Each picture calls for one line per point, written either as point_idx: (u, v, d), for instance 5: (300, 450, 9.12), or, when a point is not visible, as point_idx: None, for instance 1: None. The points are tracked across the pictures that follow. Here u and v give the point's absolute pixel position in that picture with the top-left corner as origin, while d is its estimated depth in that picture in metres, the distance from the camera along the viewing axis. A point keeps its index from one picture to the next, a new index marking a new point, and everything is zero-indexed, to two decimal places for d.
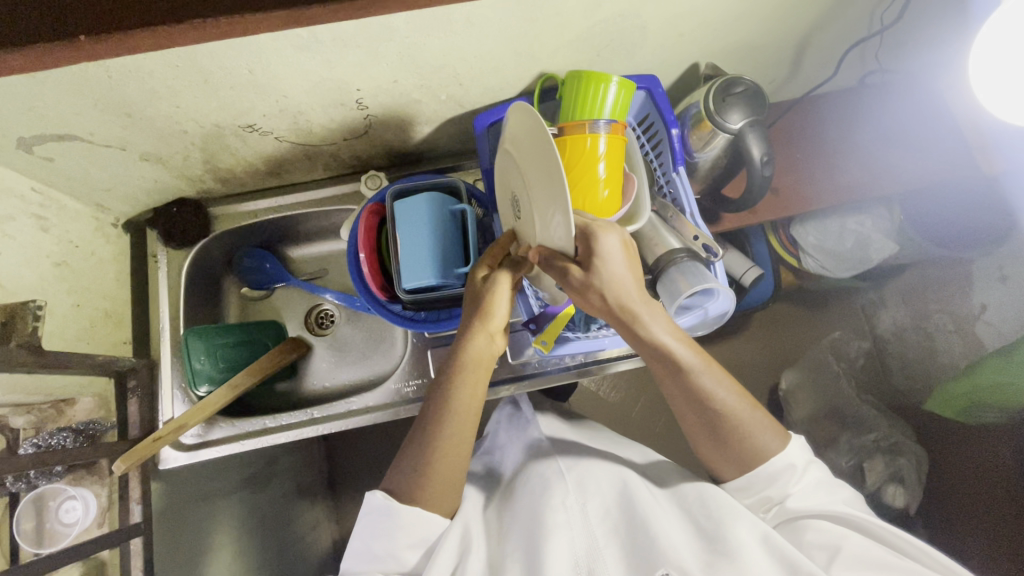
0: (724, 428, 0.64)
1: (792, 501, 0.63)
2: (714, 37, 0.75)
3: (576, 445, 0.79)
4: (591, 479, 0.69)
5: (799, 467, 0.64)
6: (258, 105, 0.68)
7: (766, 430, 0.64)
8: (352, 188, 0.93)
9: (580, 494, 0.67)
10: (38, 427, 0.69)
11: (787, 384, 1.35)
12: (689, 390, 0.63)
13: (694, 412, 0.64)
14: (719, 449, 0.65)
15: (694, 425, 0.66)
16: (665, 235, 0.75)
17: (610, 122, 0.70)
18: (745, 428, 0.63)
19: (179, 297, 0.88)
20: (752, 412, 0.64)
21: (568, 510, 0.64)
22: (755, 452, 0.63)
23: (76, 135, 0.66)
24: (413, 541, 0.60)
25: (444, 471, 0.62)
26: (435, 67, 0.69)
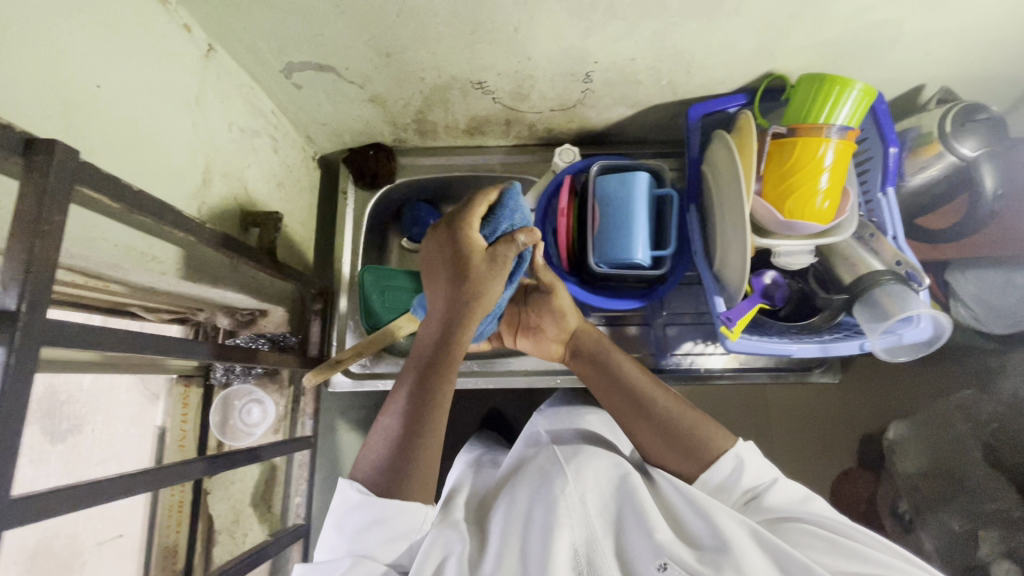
0: (663, 425, 0.63)
1: (765, 500, 0.57)
2: (958, 62, 0.72)
3: (573, 438, 0.71)
4: (590, 465, 0.62)
5: (758, 467, 0.60)
6: (499, 63, 0.71)
7: (707, 425, 0.63)
8: (533, 159, 0.94)
9: (578, 482, 0.60)
10: (236, 330, 0.79)
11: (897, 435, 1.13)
12: (626, 393, 0.66)
13: (638, 418, 0.64)
14: (673, 451, 0.62)
15: (641, 433, 0.64)
16: (866, 256, 0.74)
17: (844, 128, 0.69)
18: (689, 426, 0.62)
19: (358, 234, 0.92)
20: (688, 410, 0.64)
21: (569, 503, 0.57)
22: (699, 443, 0.61)
23: (332, 68, 0.71)
24: (391, 535, 0.52)
25: (426, 467, 0.56)
26: (677, 51, 0.69)
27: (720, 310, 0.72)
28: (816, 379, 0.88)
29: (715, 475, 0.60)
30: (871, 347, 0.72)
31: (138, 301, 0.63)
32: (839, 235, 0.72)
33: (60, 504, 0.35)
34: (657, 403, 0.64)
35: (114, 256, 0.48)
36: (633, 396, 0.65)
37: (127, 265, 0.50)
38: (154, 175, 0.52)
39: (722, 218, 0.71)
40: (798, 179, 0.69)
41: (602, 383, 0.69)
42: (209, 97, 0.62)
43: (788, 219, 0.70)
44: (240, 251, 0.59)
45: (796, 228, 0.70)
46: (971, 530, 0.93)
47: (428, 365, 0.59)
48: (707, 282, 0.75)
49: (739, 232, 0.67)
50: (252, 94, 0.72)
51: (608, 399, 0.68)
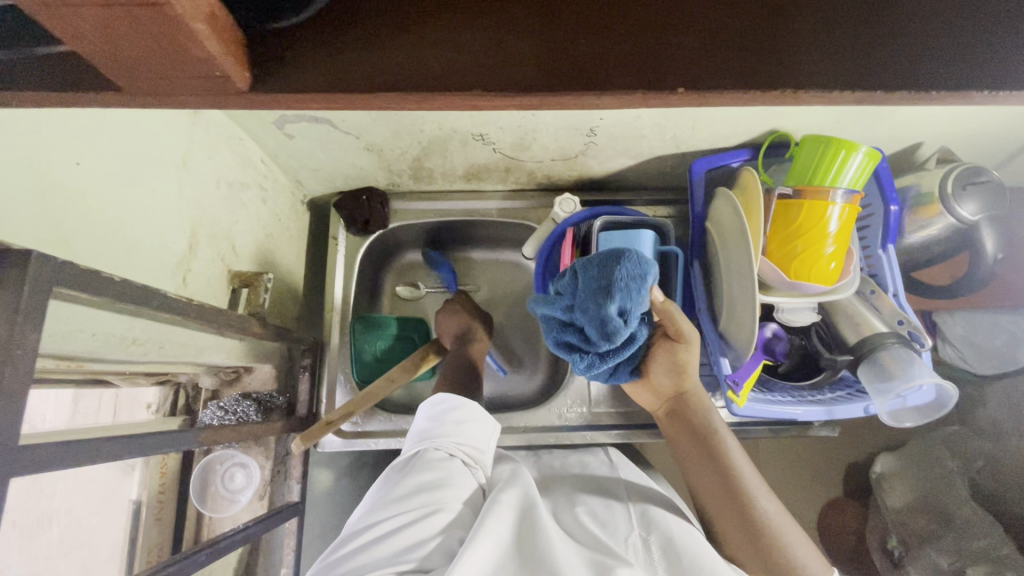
0: (757, 530, 0.54)
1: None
2: (960, 123, 0.72)
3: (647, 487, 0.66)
4: (658, 515, 0.58)
5: None
6: (502, 118, 0.69)
7: (804, 547, 0.53)
8: (531, 203, 0.92)
9: (644, 525, 0.57)
10: (217, 391, 0.74)
11: (881, 468, 1.13)
12: (722, 476, 0.57)
13: (730, 508, 0.56)
14: (754, 554, 0.53)
15: (726, 528, 0.56)
16: (868, 315, 0.73)
17: (849, 191, 0.68)
18: (789, 540, 0.53)
19: (349, 281, 0.88)
20: (789, 522, 0.55)
21: (632, 545, 0.54)
22: (794, 566, 0.52)
23: (328, 120, 0.67)
24: (472, 430, 0.60)
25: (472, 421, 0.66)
26: (683, 110, 0.68)
27: (726, 371, 0.71)
28: (817, 433, 0.86)
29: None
30: (876, 411, 0.71)
31: (116, 373, 0.59)
32: (843, 293, 0.71)
33: None
34: (756, 506, 0.55)
35: (92, 347, 0.44)
36: (730, 489, 0.56)
37: (106, 352, 0.46)
38: (134, 251, 0.48)
39: (729, 277, 0.70)
40: (804, 241, 0.68)
41: (699, 465, 0.60)
42: (197, 155, 0.59)
43: (794, 280, 0.70)
44: (229, 322, 0.56)
45: (801, 289, 0.70)
46: (959, 568, 0.92)
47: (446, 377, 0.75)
48: (711, 341, 0.74)
49: (747, 296, 0.66)
50: (242, 145, 0.68)
51: (701, 478, 0.59)
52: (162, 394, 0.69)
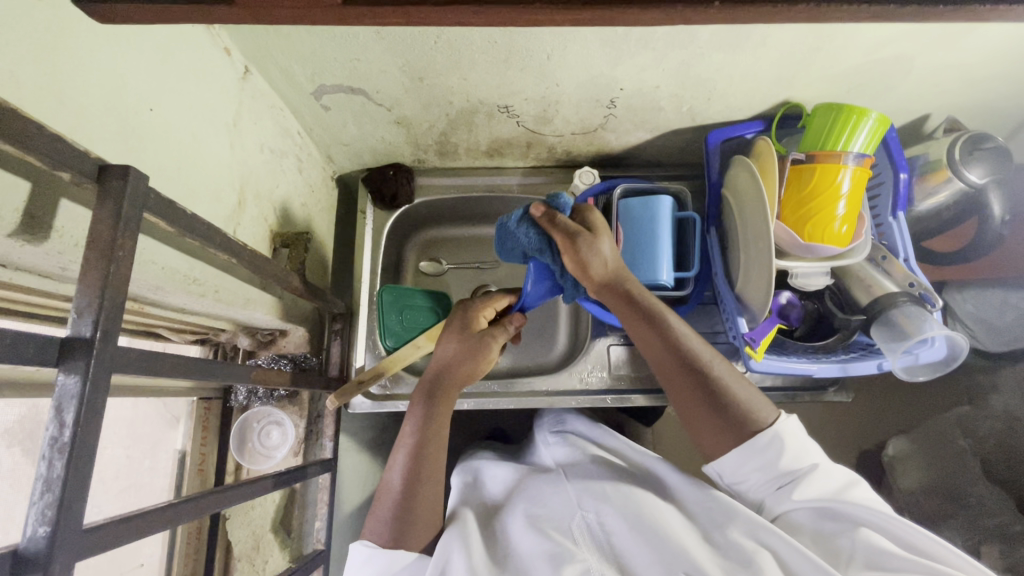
0: (704, 387, 0.62)
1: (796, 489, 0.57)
2: (967, 92, 0.75)
3: (590, 462, 0.73)
4: (596, 489, 0.65)
5: (797, 450, 0.59)
6: (527, 89, 0.72)
7: (749, 397, 0.61)
8: (550, 180, 0.96)
9: (586, 506, 0.63)
10: (255, 350, 0.78)
11: (893, 450, 1.15)
12: (665, 343, 0.64)
13: (679, 373, 0.63)
14: (710, 413, 0.61)
15: (687, 403, 0.63)
16: (880, 279, 0.76)
17: (860, 156, 0.71)
18: (733, 391, 0.61)
19: (376, 253, 0.92)
20: (732, 376, 0.63)
21: (579, 530, 0.60)
22: (744, 416, 0.60)
23: (363, 91, 0.72)
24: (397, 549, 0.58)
25: (424, 502, 0.63)
26: (700, 79, 0.72)
27: (743, 330, 0.73)
28: (830, 399, 0.88)
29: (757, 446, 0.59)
30: (889, 367, 0.74)
31: (168, 323, 0.63)
32: (854, 258, 0.74)
33: (117, 535, 0.35)
34: (710, 372, 0.62)
35: (160, 280, 0.48)
36: (686, 364, 0.63)
37: (170, 288, 0.49)
38: (197, 197, 0.53)
39: (744, 241, 0.73)
40: (817, 204, 0.72)
41: (643, 334, 0.66)
42: (245, 119, 0.63)
43: (807, 242, 0.73)
44: (274, 273, 0.59)
45: (815, 250, 0.73)
46: (973, 542, 0.94)
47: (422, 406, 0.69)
48: (728, 303, 0.76)
49: (763, 255, 0.69)
50: (281, 115, 0.72)
51: (655, 360, 0.65)
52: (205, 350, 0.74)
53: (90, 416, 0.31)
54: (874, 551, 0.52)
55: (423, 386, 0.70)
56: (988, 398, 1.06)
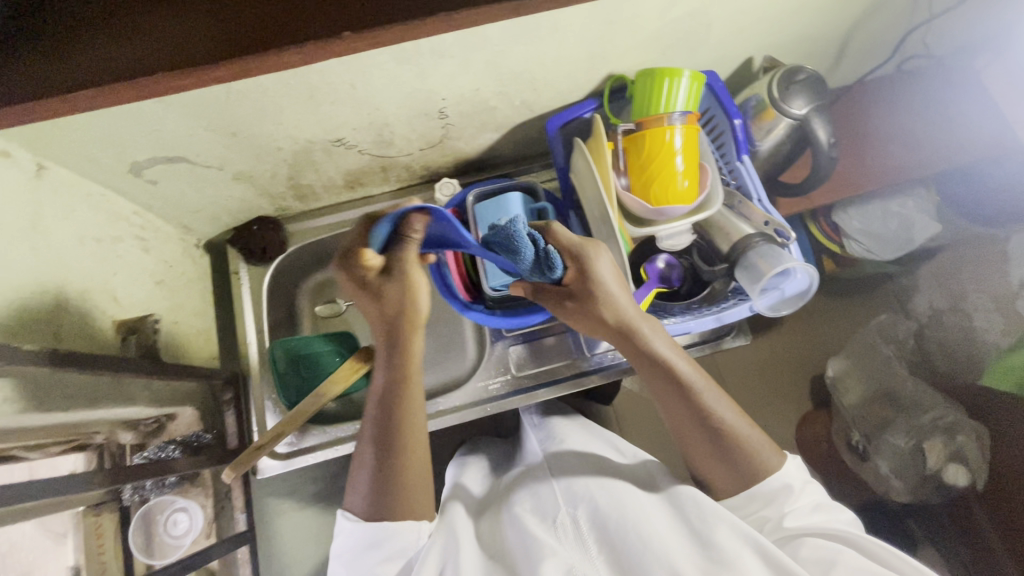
0: (720, 437, 0.63)
1: (788, 520, 0.59)
2: (774, 29, 0.78)
3: (577, 453, 0.75)
4: (581, 484, 0.67)
5: (797, 491, 0.62)
6: (351, 119, 0.72)
7: (759, 443, 0.63)
8: (420, 198, 0.95)
9: (569, 502, 0.65)
10: (144, 441, 0.72)
11: (832, 372, 1.25)
12: (689, 404, 0.63)
13: (699, 430, 0.64)
14: (724, 465, 0.63)
15: (693, 444, 0.65)
16: (738, 224, 0.78)
17: (685, 113, 0.73)
18: (748, 444, 0.63)
19: (261, 312, 0.90)
20: (742, 421, 0.64)
21: (561, 527, 0.62)
22: (755, 464, 0.62)
23: (182, 157, 0.70)
24: (390, 556, 0.61)
25: (411, 480, 0.65)
26: (516, 73, 0.72)
27: None
28: (730, 344, 0.91)
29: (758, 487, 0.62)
30: (757, 309, 0.77)
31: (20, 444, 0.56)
32: (712, 207, 0.76)
33: None
34: (720, 421, 0.63)
35: None
36: (696, 413, 0.63)
37: None
38: None
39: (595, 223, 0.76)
40: (655, 167, 0.74)
41: (665, 391, 0.65)
42: (49, 216, 0.61)
43: (656, 206, 0.75)
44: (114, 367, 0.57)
45: (665, 212, 0.75)
46: (916, 445, 1.08)
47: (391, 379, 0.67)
48: None
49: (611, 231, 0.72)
50: (105, 200, 0.70)
51: (667, 402, 0.65)
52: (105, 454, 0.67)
53: None
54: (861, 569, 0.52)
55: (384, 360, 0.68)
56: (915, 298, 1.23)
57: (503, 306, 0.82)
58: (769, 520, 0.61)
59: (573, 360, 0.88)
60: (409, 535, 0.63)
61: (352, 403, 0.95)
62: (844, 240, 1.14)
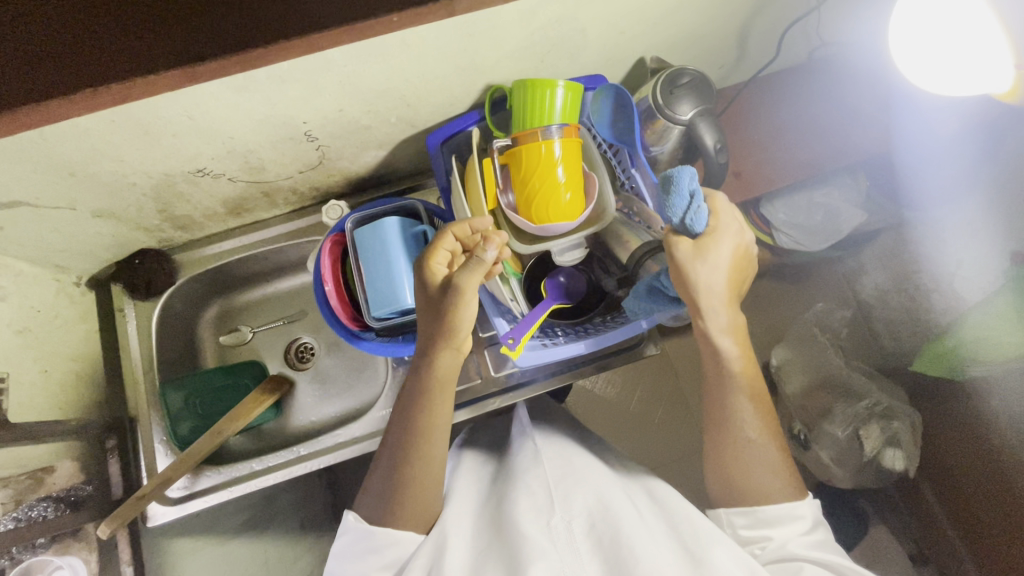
0: (741, 444, 0.64)
1: (794, 547, 0.60)
2: (657, 29, 0.74)
3: (581, 460, 0.70)
4: (580, 493, 0.63)
5: (802, 524, 0.62)
6: (204, 149, 0.67)
7: (778, 468, 0.63)
8: (316, 218, 0.91)
9: (566, 507, 0.62)
10: (18, 500, 0.68)
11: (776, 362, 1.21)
12: (726, 402, 0.65)
13: (725, 425, 0.65)
14: (742, 475, 0.64)
15: (716, 443, 0.66)
16: (635, 233, 0.76)
17: (562, 126, 0.70)
18: (764, 467, 0.63)
19: (151, 348, 0.86)
20: (767, 441, 0.64)
21: (554, 529, 0.59)
22: (768, 488, 0.63)
23: (20, 201, 0.65)
24: (385, 563, 0.59)
25: (417, 486, 0.62)
26: (378, 92, 0.68)
27: (503, 331, 0.72)
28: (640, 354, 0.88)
29: (759, 511, 0.63)
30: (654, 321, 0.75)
31: None
32: (600, 223, 0.73)
33: None
34: (748, 431, 0.64)
35: None
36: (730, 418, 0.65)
37: None
38: None
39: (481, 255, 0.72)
40: (535, 184, 0.70)
41: (713, 377, 0.66)
42: None
43: (540, 224, 0.71)
44: None
45: (549, 230, 0.71)
46: (854, 433, 1.07)
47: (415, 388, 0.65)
48: (485, 303, 0.75)
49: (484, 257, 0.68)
50: None
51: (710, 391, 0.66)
52: None
53: None
54: None
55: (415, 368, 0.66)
56: (862, 279, 1.17)
57: (395, 333, 0.78)
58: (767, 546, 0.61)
59: (481, 382, 0.87)
60: (402, 544, 0.61)
61: (260, 435, 0.92)
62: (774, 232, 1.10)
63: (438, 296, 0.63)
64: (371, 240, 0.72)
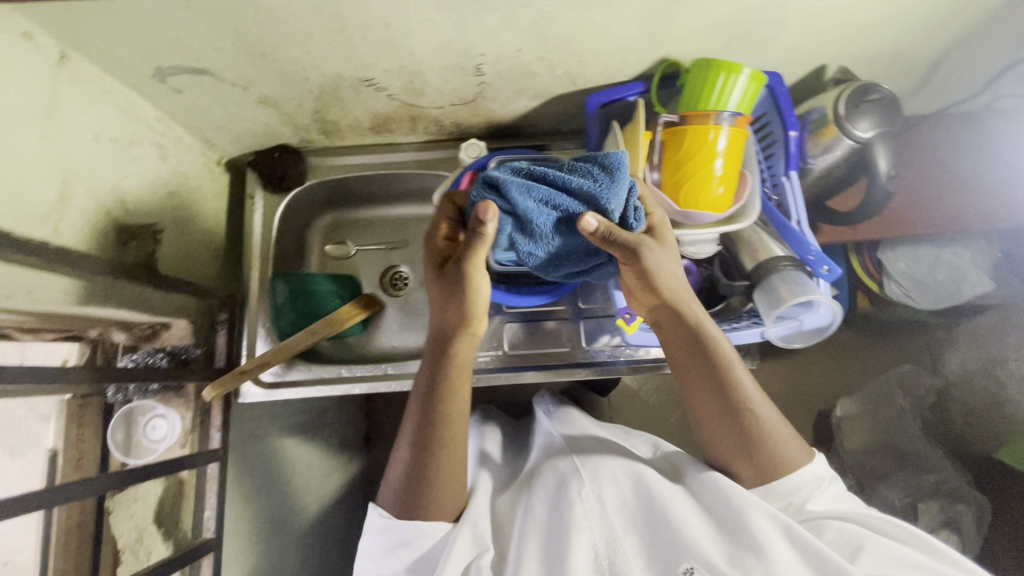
0: (748, 435, 0.60)
1: (812, 503, 0.59)
2: (854, 38, 0.70)
3: (591, 440, 0.72)
4: (607, 468, 0.63)
5: (823, 477, 0.61)
6: (382, 59, 0.68)
7: (788, 439, 0.61)
8: (445, 154, 0.92)
9: (589, 480, 0.62)
10: (136, 344, 0.72)
11: (841, 412, 1.16)
12: (716, 393, 0.62)
13: (720, 416, 0.62)
14: (746, 457, 0.61)
15: (718, 434, 0.62)
16: (767, 243, 0.73)
17: (734, 114, 0.68)
18: (778, 441, 0.60)
19: (269, 239, 0.90)
20: (776, 417, 0.61)
21: (586, 501, 0.60)
22: (780, 462, 0.60)
23: (208, 70, 0.68)
24: (415, 553, 0.60)
25: (443, 481, 0.62)
26: (562, 40, 0.67)
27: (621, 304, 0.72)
28: None
29: (776, 484, 0.60)
30: (770, 335, 0.73)
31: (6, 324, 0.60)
32: (743, 221, 0.71)
33: None
34: (756, 413, 0.61)
35: None
36: (728, 404, 0.61)
37: None
38: None
39: None
40: (692, 168, 0.68)
41: (694, 374, 0.63)
42: (67, 109, 0.60)
43: (683, 209, 0.70)
44: None
45: (691, 217, 0.70)
46: (910, 503, 0.99)
47: (430, 377, 0.65)
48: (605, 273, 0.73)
49: None
50: (128, 101, 0.69)
51: (694, 389, 0.64)
52: (100, 354, 0.66)
53: None
54: (892, 557, 0.53)
55: (431, 358, 0.67)
56: (946, 353, 1.09)
57: (507, 283, 0.78)
58: (791, 504, 0.59)
59: (568, 350, 0.85)
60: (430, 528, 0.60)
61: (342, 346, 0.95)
62: (885, 280, 1.02)
63: (449, 276, 0.65)
64: None
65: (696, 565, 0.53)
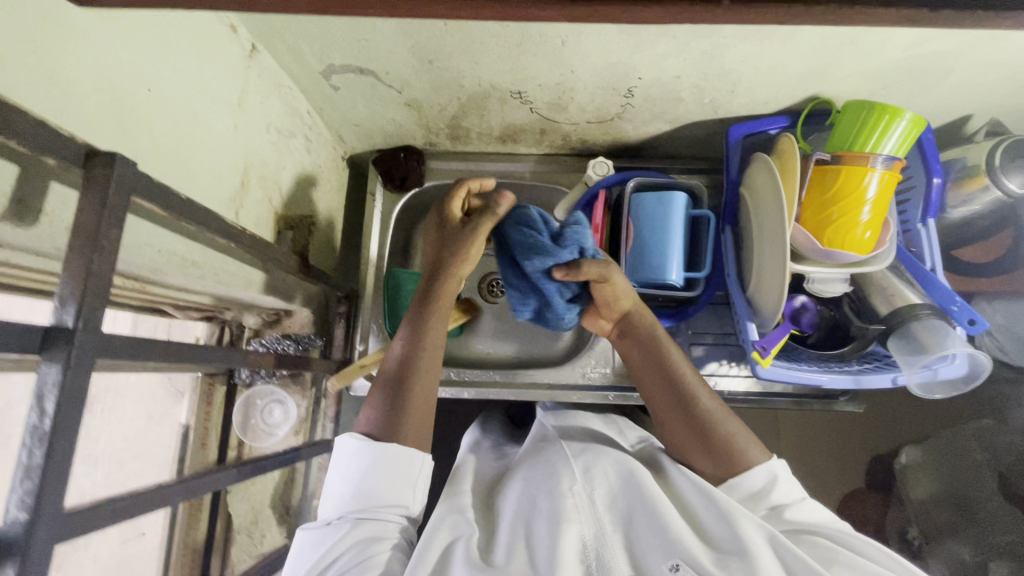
0: (703, 427, 0.57)
1: (789, 511, 0.54)
2: (1015, 91, 0.70)
3: (579, 428, 0.68)
4: (598, 462, 0.56)
5: (789, 486, 0.55)
6: (542, 74, 0.69)
7: (745, 436, 0.57)
8: (563, 168, 0.93)
9: (581, 475, 0.55)
10: (260, 330, 0.78)
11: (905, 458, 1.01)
12: (671, 391, 0.59)
13: (676, 415, 0.58)
14: (704, 449, 0.56)
15: (670, 423, 0.59)
16: (903, 289, 0.73)
17: (892, 159, 0.68)
18: (734, 434, 0.56)
19: (385, 237, 0.91)
20: (730, 416, 0.58)
21: (576, 498, 0.52)
22: (739, 456, 0.56)
23: (372, 71, 0.70)
24: (388, 489, 0.53)
25: (423, 404, 0.57)
26: (724, 70, 0.68)
27: (753, 337, 0.72)
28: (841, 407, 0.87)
29: (741, 483, 0.55)
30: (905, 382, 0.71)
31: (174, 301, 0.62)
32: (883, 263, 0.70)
33: (104, 519, 0.36)
34: (702, 404, 0.58)
35: (158, 262, 0.48)
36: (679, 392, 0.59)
37: (169, 271, 0.50)
38: (199, 180, 0.53)
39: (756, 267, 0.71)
40: (841, 207, 0.68)
41: (649, 376, 0.62)
42: (250, 99, 0.62)
43: (827, 247, 0.69)
44: (276, 258, 0.59)
45: (835, 257, 0.69)
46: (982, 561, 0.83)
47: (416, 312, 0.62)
48: (739, 307, 0.74)
49: (778, 264, 0.66)
50: (290, 94, 0.71)
51: (649, 390, 0.62)
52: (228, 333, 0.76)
53: (71, 420, 0.32)
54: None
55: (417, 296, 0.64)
56: None
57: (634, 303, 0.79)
58: (767, 510, 0.54)
59: None
60: (411, 491, 0.54)
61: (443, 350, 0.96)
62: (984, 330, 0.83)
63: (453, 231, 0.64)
64: (654, 209, 0.73)
65: (683, 562, 0.47)
